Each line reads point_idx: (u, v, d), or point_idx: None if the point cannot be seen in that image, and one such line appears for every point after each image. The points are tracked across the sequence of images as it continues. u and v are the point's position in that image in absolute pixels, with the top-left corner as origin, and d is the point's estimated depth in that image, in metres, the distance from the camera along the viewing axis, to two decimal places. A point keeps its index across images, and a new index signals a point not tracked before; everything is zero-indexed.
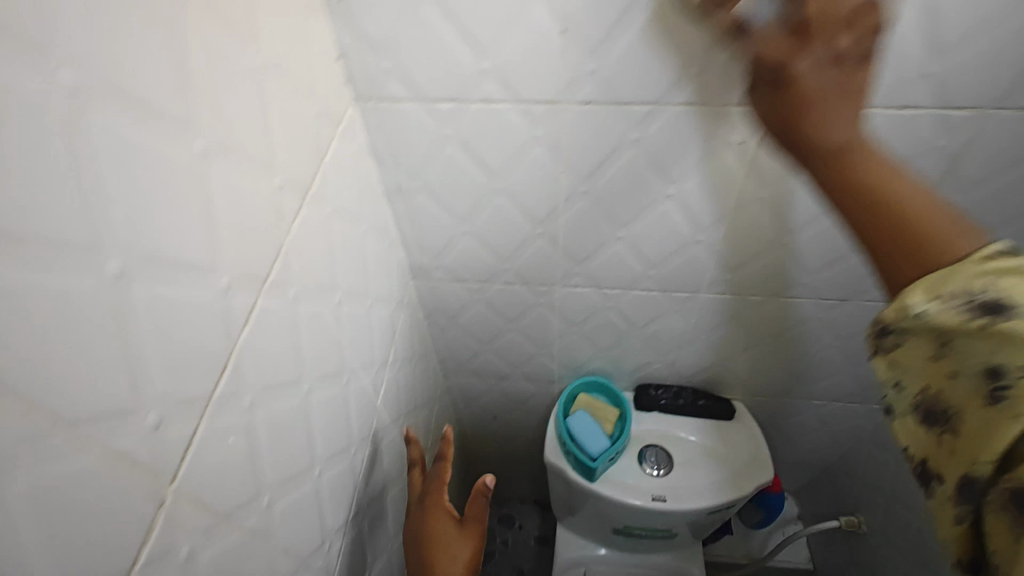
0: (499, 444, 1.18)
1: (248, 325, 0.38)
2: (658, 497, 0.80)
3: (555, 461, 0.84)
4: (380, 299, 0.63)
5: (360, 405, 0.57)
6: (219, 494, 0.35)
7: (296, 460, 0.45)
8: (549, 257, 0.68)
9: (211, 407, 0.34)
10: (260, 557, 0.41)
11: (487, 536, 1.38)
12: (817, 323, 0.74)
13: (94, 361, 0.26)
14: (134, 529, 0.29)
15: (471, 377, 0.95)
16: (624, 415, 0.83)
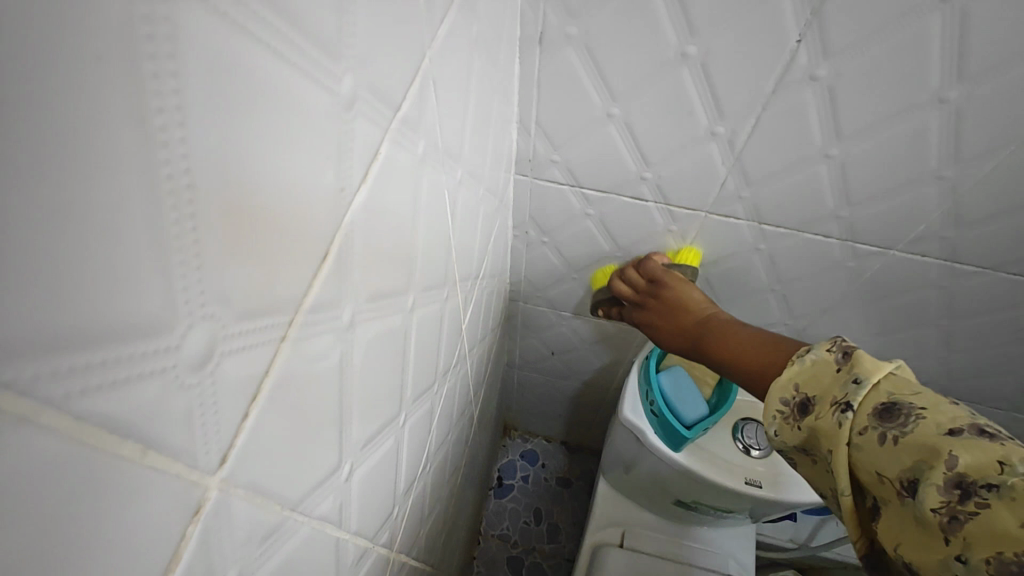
0: (547, 380, 1.13)
1: (366, 185, 0.25)
2: (752, 481, 0.72)
3: (636, 421, 0.75)
4: (490, 192, 0.53)
5: (450, 325, 0.48)
6: (289, 475, 0.24)
7: (385, 404, 0.34)
8: (711, 171, 0.57)
9: (301, 317, 0.22)
10: (328, 542, 0.31)
11: (508, 470, 1.38)
12: (1001, 313, 0.64)
13: (105, 229, 0.13)
14: (162, 544, 0.18)
15: (542, 306, 0.89)
16: (724, 382, 0.76)
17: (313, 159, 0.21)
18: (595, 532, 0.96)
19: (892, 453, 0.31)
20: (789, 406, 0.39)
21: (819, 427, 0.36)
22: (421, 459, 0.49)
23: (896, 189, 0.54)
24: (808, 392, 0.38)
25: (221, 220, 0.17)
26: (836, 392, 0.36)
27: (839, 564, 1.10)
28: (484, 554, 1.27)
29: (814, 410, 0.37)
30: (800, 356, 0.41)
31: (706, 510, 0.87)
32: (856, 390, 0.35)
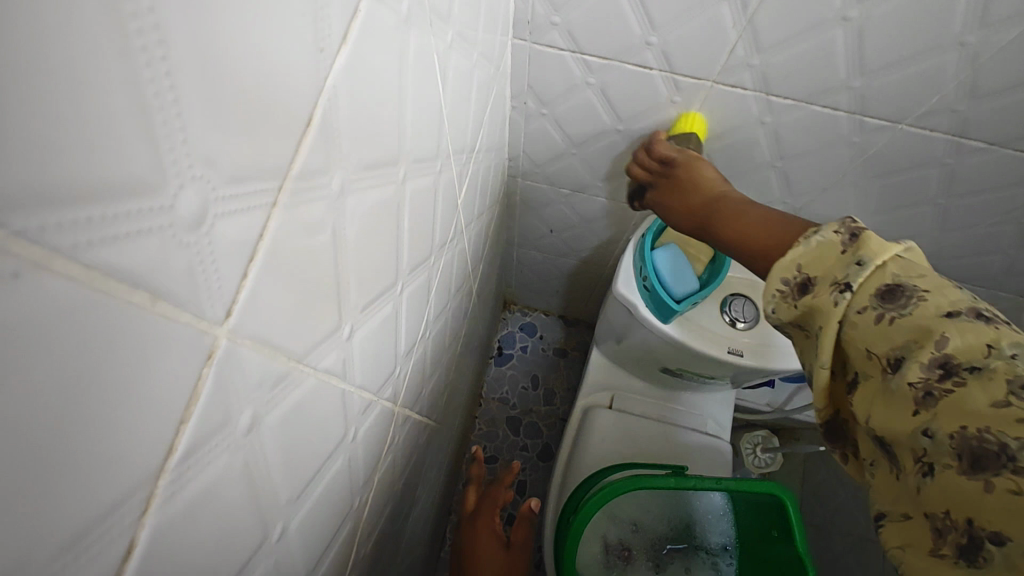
0: (546, 257, 1.16)
1: (347, 43, 0.24)
2: (735, 351, 0.77)
3: (628, 294, 0.78)
4: (485, 55, 0.50)
5: (446, 199, 0.48)
6: (290, 332, 0.26)
7: (381, 274, 0.36)
8: (718, 37, 0.54)
9: (291, 182, 0.23)
10: (332, 397, 0.34)
11: (508, 341, 1.46)
12: (997, 192, 0.64)
13: (80, 72, 0.13)
14: (178, 388, 0.20)
15: (541, 183, 0.88)
16: (718, 259, 0.78)
17: (288, 36, 0.20)
18: (587, 395, 1.05)
19: (885, 332, 0.34)
20: (790, 285, 0.40)
21: (819, 307, 0.37)
22: (419, 326, 0.51)
23: (914, 57, 0.51)
24: (809, 271, 0.39)
25: (199, 101, 0.17)
26: (837, 274, 0.37)
27: (809, 424, 1.21)
28: (486, 414, 1.40)
29: (816, 292, 0.38)
30: (804, 238, 0.41)
31: (689, 377, 0.94)
32: (857, 271, 0.36)
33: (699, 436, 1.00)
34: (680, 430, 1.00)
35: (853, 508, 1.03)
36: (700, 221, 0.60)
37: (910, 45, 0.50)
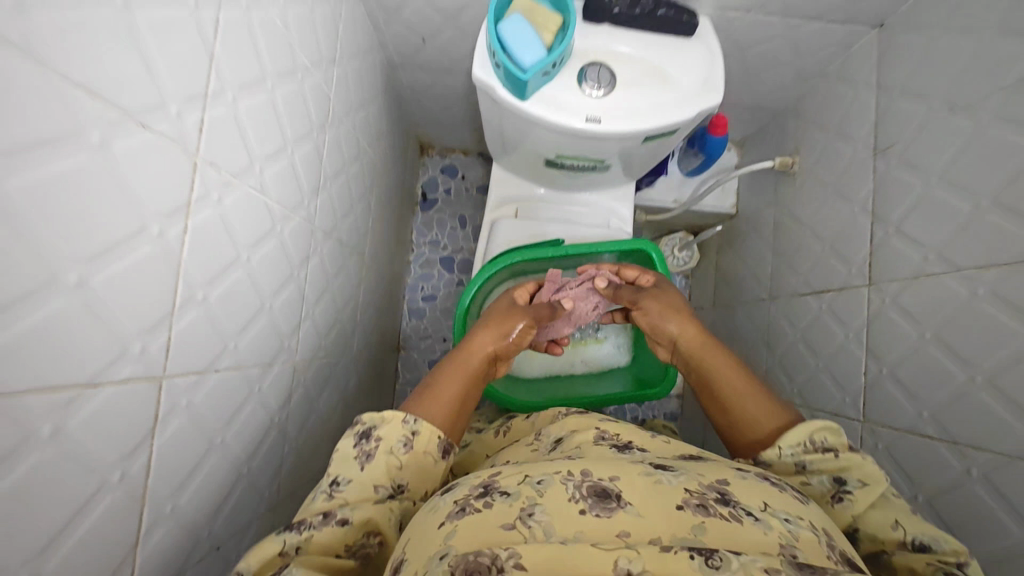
0: (433, 95, 1.14)
1: (77, 17, 0.32)
2: (592, 119, 0.75)
3: (484, 78, 0.75)
4: None
5: (269, 38, 0.55)
6: (105, 246, 0.36)
7: (182, 187, 0.44)
8: None
9: (39, 153, 0.30)
10: (191, 326, 0.47)
11: (430, 186, 1.46)
12: None
13: None
14: (23, 303, 0.31)
15: (403, 28, 0.90)
16: (568, 25, 0.72)
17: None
18: (494, 209, 1.09)
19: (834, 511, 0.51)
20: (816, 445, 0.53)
21: (874, 516, 0.50)
22: (249, 133, 0.54)
23: None
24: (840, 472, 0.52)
25: None
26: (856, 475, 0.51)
27: (717, 218, 1.23)
28: (420, 257, 1.45)
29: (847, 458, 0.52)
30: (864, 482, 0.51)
31: (570, 164, 0.93)
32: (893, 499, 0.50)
33: (599, 231, 1.06)
34: (580, 227, 1.06)
35: (750, 278, 1.11)
36: (692, 355, 0.68)
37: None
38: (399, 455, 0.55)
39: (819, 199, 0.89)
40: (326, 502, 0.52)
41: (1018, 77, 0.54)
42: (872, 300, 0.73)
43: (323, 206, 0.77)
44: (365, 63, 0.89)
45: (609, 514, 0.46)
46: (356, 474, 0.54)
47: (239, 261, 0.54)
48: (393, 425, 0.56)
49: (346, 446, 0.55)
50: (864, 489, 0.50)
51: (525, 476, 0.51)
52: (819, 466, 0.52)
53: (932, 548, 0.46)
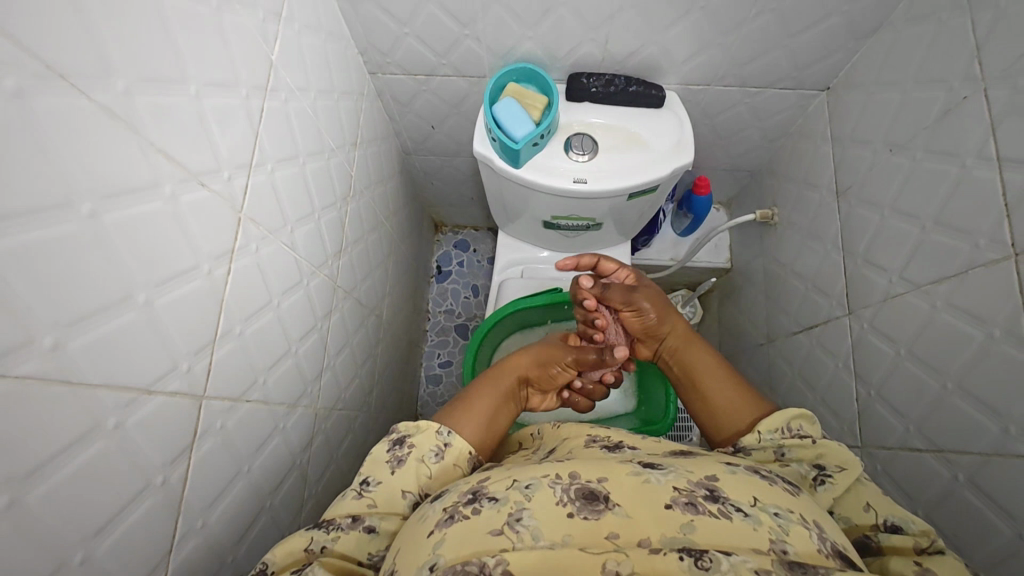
0: (443, 175, 1.28)
1: (161, 101, 0.43)
2: (579, 180, 0.86)
3: (483, 151, 0.87)
4: (304, 19, 0.67)
5: (302, 123, 0.68)
6: (168, 276, 0.45)
7: (228, 236, 0.53)
8: None
9: (127, 198, 0.40)
10: (228, 356, 0.55)
11: (444, 259, 1.58)
12: (770, 18, 0.75)
13: (37, 129, 0.33)
14: (105, 313, 0.39)
15: (415, 117, 1.04)
16: (552, 103, 0.84)
17: (105, 146, 0.38)
18: (501, 271, 1.18)
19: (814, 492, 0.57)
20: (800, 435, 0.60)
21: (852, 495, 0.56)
22: (284, 197, 0.64)
23: None
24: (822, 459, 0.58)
25: (78, 167, 0.36)
26: (833, 458, 0.58)
27: (713, 272, 1.30)
28: (436, 325, 1.53)
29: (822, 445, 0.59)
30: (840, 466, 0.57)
31: (566, 225, 1.03)
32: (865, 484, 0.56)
33: None
34: None
35: (749, 325, 1.16)
36: (683, 369, 0.76)
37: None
38: (428, 464, 0.61)
39: (799, 244, 0.96)
40: (355, 502, 0.58)
41: (938, 115, 0.63)
42: (853, 327, 0.77)
43: (344, 267, 0.86)
44: (382, 148, 1.02)
45: (596, 517, 0.49)
46: (387, 478, 0.59)
47: (271, 305, 0.63)
48: (427, 434, 0.62)
49: (381, 451, 0.61)
50: (843, 473, 0.57)
51: (514, 480, 0.54)
52: (797, 451, 0.59)
53: (904, 528, 0.52)
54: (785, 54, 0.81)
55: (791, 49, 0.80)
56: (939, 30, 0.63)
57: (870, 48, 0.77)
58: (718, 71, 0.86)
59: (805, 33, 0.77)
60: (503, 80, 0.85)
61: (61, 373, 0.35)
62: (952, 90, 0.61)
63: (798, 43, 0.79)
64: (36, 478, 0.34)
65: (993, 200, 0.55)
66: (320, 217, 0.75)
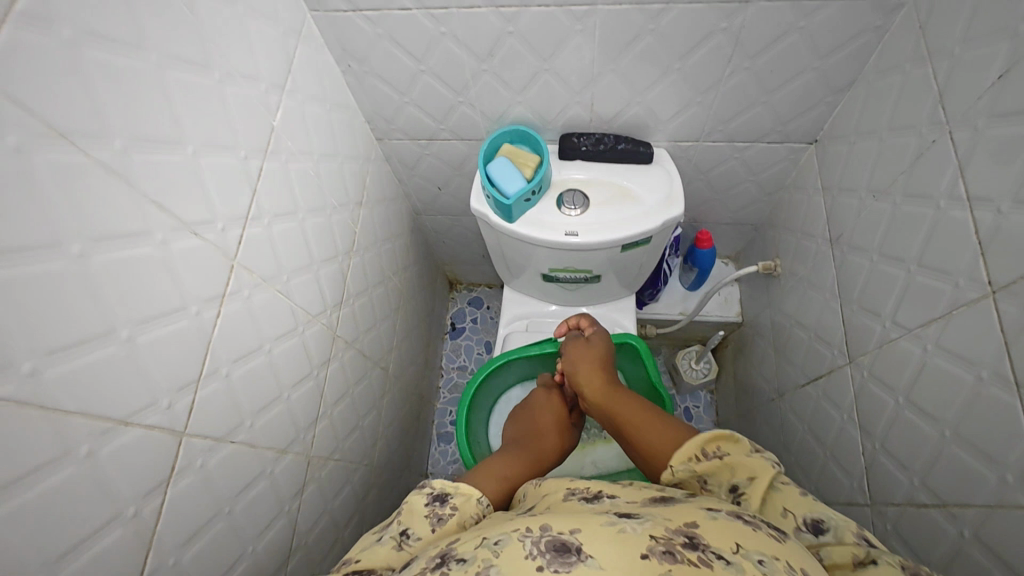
0: (454, 234, 1.33)
1: (159, 160, 0.49)
2: (571, 233, 0.88)
3: (479, 208, 0.91)
4: (309, 92, 0.75)
5: (302, 183, 0.74)
6: (154, 315, 0.49)
7: (219, 281, 0.57)
8: (479, 22, 0.73)
9: (116, 242, 0.44)
10: (212, 395, 0.57)
11: (459, 316, 1.61)
12: (745, 77, 0.78)
13: (35, 179, 0.38)
14: (85, 346, 0.42)
15: (422, 179, 1.11)
16: (544, 161, 0.88)
17: (99, 196, 0.43)
18: (507, 325, 1.20)
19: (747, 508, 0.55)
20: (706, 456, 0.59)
21: (773, 501, 0.55)
22: (280, 249, 0.69)
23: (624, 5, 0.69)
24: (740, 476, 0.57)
25: (70, 212, 0.40)
26: (743, 468, 0.56)
27: (725, 327, 1.28)
28: (449, 382, 1.54)
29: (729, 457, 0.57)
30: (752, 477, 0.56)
31: (565, 277, 1.04)
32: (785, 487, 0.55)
33: None
34: None
35: (761, 380, 1.12)
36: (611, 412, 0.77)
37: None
38: (465, 527, 0.60)
39: (801, 293, 0.95)
40: (393, 553, 0.57)
41: (912, 160, 0.64)
42: (854, 377, 0.75)
43: (346, 317, 0.90)
44: (389, 207, 1.08)
45: (567, 569, 0.45)
46: (427, 534, 0.58)
47: (262, 349, 0.66)
48: (467, 498, 0.62)
49: (419, 504, 0.60)
50: (754, 482, 0.56)
51: (483, 540, 0.52)
52: (712, 473, 0.58)
53: (827, 525, 0.52)
54: (766, 110, 0.84)
55: (772, 104, 0.83)
56: (905, 81, 0.65)
57: (848, 101, 0.79)
58: (703, 128, 0.90)
59: (783, 89, 0.80)
60: (497, 142, 0.91)
61: (36, 399, 0.39)
62: (922, 135, 0.62)
63: (778, 99, 0.82)
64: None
65: (968, 239, 0.54)
66: (319, 268, 0.80)
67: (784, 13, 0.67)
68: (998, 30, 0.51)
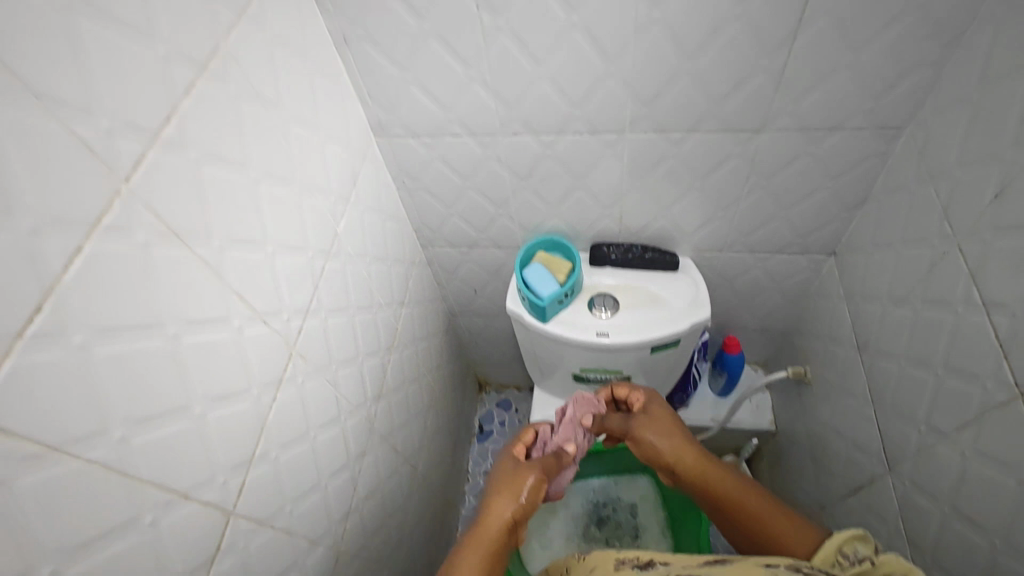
0: (486, 336, 1.39)
1: (245, 258, 0.56)
2: (602, 333, 0.92)
3: (514, 308, 0.97)
4: (368, 204, 0.85)
5: (355, 281, 0.81)
6: (222, 393, 0.53)
7: (277, 367, 0.62)
8: (521, 146, 0.84)
9: (203, 324, 0.51)
10: (258, 477, 0.60)
11: (487, 418, 1.61)
12: (761, 195, 0.86)
13: (152, 269, 0.45)
14: (166, 417, 0.47)
15: (459, 283, 1.19)
16: (575, 267, 0.95)
17: (197, 285, 0.50)
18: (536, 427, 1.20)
19: None
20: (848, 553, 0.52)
21: None
22: (331, 342, 0.74)
23: (649, 135, 0.79)
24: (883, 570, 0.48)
25: (174, 297, 0.47)
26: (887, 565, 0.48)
27: (759, 436, 1.26)
28: (474, 487, 1.50)
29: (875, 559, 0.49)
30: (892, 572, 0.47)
31: (595, 379, 1.07)
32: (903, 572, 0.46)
33: None
34: None
35: (801, 493, 1.08)
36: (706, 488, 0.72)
37: (595, 74, 0.71)
38: None
39: (833, 400, 0.94)
40: None
41: (926, 269, 0.68)
42: (897, 486, 0.73)
43: (381, 411, 0.93)
44: (428, 308, 1.15)
45: None
46: None
47: (307, 436, 0.69)
48: None
49: None
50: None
51: None
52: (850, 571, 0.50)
53: None
54: (783, 224, 0.91)
55: (789, 219, 0.90)
56: (911, 199, 0.71)
57: (861, 217, 0.85)
58: (725, 239, 0.96)
59: (797, 206, 0.87)
60: (533, 249, 0.99)
61: (120, 464, 0.42)
62: (933, 248, 0.67)
63: (793, 214, 0.88)
64: (75, 555, 0.39)
65: (989, 343, 0.56)
66: (363, 360, 0.84)
67: (792, 141, 0.76)
68: (988, 156, 0.57)
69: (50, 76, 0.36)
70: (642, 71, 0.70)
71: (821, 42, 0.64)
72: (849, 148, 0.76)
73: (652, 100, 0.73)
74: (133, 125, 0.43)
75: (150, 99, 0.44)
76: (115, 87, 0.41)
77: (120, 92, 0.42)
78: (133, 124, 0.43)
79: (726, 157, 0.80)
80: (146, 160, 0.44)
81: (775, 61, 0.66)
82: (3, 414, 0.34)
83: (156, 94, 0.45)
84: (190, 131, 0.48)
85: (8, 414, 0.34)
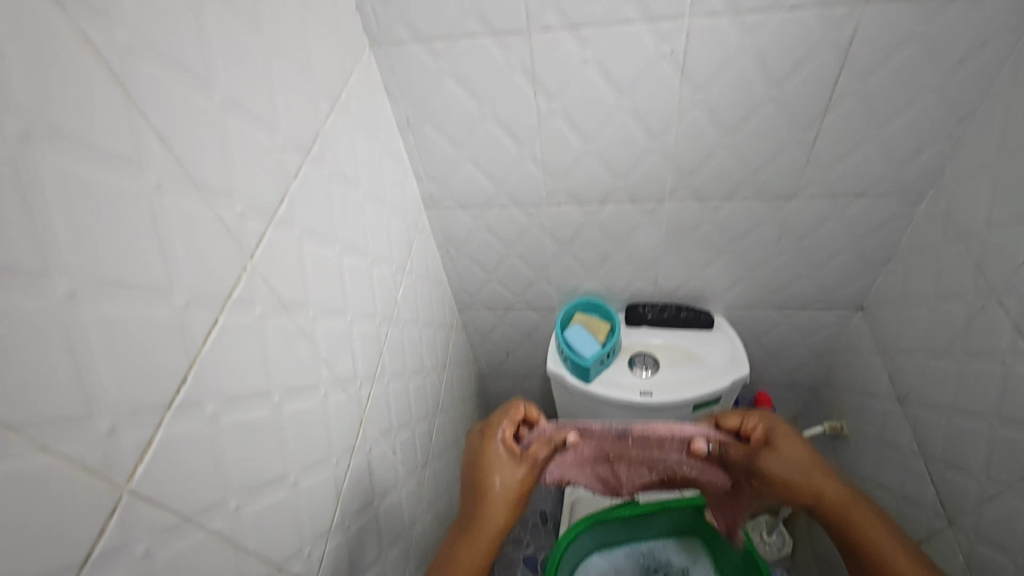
0: (514, 399, 1.39)
1: (330, 328, 0.59)
2: (645, 392, 0.93)
3: (556, 369, 0.99)
4: (419, 272, 0.89)
5: (409, 347, 0.83)
6: (310, 462, 0.54)
7: (351, 435, 0.63)
8: (565, 215, 0.89)
9: (298, 393, 0.52)
10: (333, 547, 0.59)
11: None
12: (792, 255, 0.91)
13: (267, 341, 0.47)
14: (269, 486, 0.48)
15: (492, 345, 1.21)
16: (614, 327, 0.98)
17: (297, 355, 0.52)
18: None
19: None
20: None
21: None
22: (390, 408, 0.76)
23: (687, 202, 0.84)
24: None
25: (279, 367, 0.49)
26: None
27: None
28: None
29: None
30: None
31: None
32: None
33: None
34: None
35: None
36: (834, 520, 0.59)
37: (640, 150, 0.77)
38: None
39: (874, 453, 0.96)
40: None
41: (965, 323, 0.71)
42: (959, 540, 0.73)
43: (427, 477, 0.92)
44: (463, 371, 1.16)
45: None
46: None
47: (371, 505, 0.69)
48: None
49: None
50: None
51: None
52: None
53: None
54: (812, 282, 0.95)
55: (818, 278, 0.94)
56: (941, 257, 0.76)
57: (887, 275, 0.90)
58: (756, 298, 1.00)
59: (826, 265, 0.91)
60: (571, 310, 1.02)
61: (232, 534, 0.43)
62: (969, 301, 0.70)
63: (822, 273, 0.93)
64: None
65: None
66: (414, 425, 0.85)
67: (821, 206, 0.81)
68: (1016, 218, 0.63)
69: (203, 165, 0.40)
70: (684, 146, 0.76)
71: (848, 120, 0.70)
72: (875, 211, 0.81)
73: (692, 172, 0.79)
74: (258, 207, 0.46)
75: (271, 185, 0.48)
76: (249, 176, 0.45)
77: (251, 179, 0.45)
78: (258, 207, 0.46)
79: (759, 222, 0.86)
80: (267, 239, 0.47)
81: (806, 136, 0.73)
82: (152, 484, 0.35)
83: (275, 180, 0.49)
84: (297, 211, 0.52)
85: (159, 485, 0.36)
